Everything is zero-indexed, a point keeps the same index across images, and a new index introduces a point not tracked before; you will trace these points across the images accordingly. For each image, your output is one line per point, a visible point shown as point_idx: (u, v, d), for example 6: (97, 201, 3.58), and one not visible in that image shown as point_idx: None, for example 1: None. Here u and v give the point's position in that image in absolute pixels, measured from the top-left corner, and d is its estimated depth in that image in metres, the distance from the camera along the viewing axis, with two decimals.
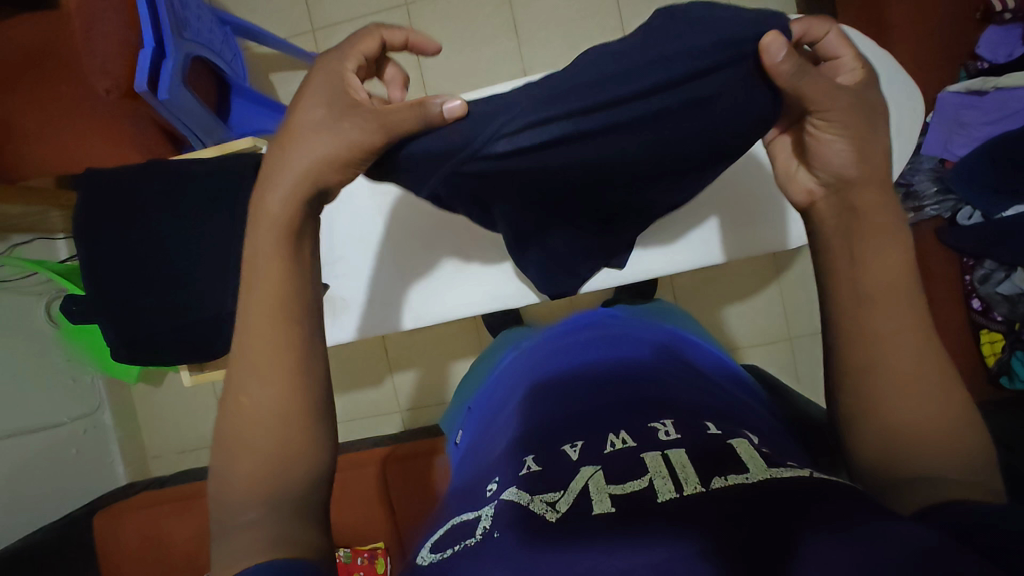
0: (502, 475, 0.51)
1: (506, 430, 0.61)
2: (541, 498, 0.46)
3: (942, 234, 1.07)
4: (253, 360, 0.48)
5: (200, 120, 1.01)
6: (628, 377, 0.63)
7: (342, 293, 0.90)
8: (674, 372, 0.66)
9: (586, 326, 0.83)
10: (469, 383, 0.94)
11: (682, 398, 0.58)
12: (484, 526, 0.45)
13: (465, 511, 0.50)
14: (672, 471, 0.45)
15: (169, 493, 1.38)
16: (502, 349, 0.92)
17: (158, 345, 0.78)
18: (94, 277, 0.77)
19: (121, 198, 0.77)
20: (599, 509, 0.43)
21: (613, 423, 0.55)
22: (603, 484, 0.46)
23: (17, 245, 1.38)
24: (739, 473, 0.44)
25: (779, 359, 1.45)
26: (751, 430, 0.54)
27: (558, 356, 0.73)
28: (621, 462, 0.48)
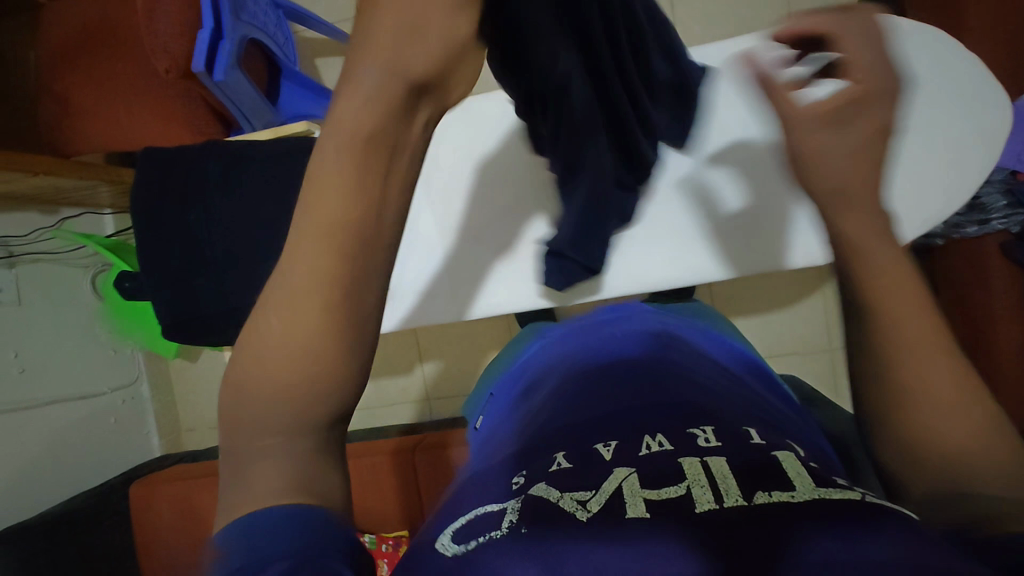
0: (530, 470, 0.47)
1: (529, 421, 0.56)
2: (571, 495, 0.41)
3: (1010, 251, 1.01)
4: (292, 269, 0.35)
5: (252, 102, 1.02)
6: (663, 375, 0.57)
7: (403, 281, 0.94)
8: (715, 376, 0.60)
9: (613, 318, 0.77)
10: (490, 371, 0.89)
11: (726, 404, 0.52)
12: (510, 520, 0.40)
13: (487, 499, 0.45)
14: (711, 480, 0.40)
15: (202, 468, 1.41)
16: (527, 339, 0.86)
17: (206, 325, 0.79)
18: (149, 256, 0.78)
19: (175, 177, 0.78)
20: (633, 513, 0.39)
21: (649, 425, 0.49)
22: (638, 487, 0.41)
23: (67, 219, 1.42)
24: (784, 490, 0.39)
25: (820, 370, 1.40)
26: (797, 443, 0.49)
27: (581, 349, 0.67)
28: (654, 467, 0.43)
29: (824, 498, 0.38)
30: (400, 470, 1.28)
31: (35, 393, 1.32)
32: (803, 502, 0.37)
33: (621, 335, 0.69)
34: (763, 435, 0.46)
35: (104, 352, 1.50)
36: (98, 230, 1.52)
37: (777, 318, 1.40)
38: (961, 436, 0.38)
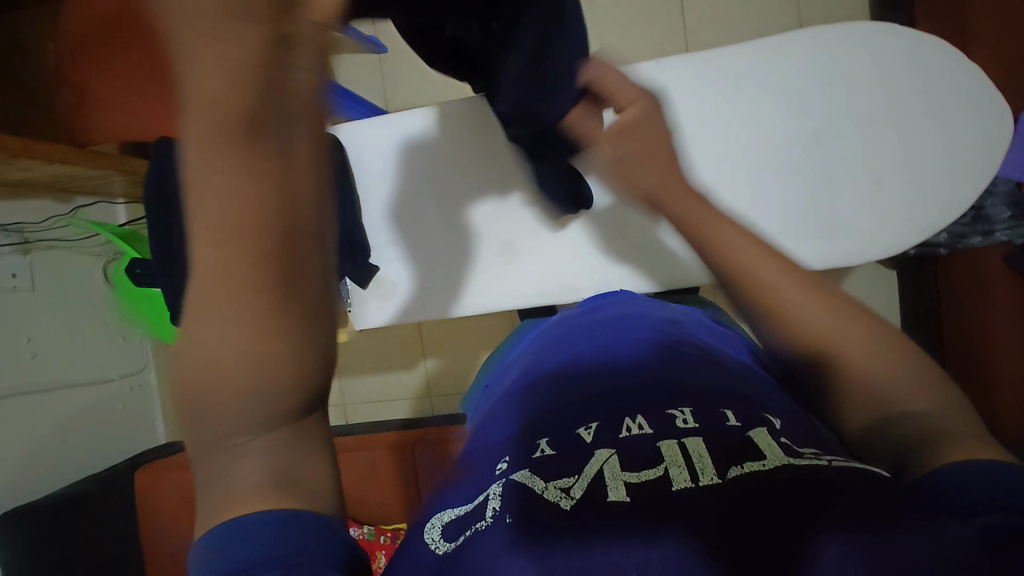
0: (513, 456, 0.48)
1: (515, 408, 0.57)
2: (555, 484, 0.42)
3: (1012, 261, 1.01)
4: (211, 257, 0.31)
5: None
6: (648, 360, 0.58)
7: (391, 276, 0.89)
8: (699, 356, 0.60)
9: (602, 304, 0.77)
10: (488, 362, 0.90)
11: (709, 385, 0.53)
12: (494, 508, 0.42)
13: (472, 488, 0.47)
14: (688, 460, 0.42)
15: None
16: (523, 329, 0.87)
17: None
18: (159, 246, 0.80)
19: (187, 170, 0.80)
20: (614, 496, 0.40)
21: (630, 407, 0.50)
22: (619, 471, 0.43)
23: (81, 207, 1.45)
24: (756, 460, 0.41)
25: None
26: (774, 411, 0.50)
27: (569, 336, 0.69)
28: (633, 450, 0.45)
29: (791, 464, 0.40)
30: (400, 464, 1.29)
31: (46, 378, 1.35)
32: (773, 471, 0.39)
33: (608, 321, 0.70)
34: (740, 413, 0.47)
35: (113, 339, 1.53)
36: (110, 219, 1.54)
37: None
38: (899, 378, 0.44)
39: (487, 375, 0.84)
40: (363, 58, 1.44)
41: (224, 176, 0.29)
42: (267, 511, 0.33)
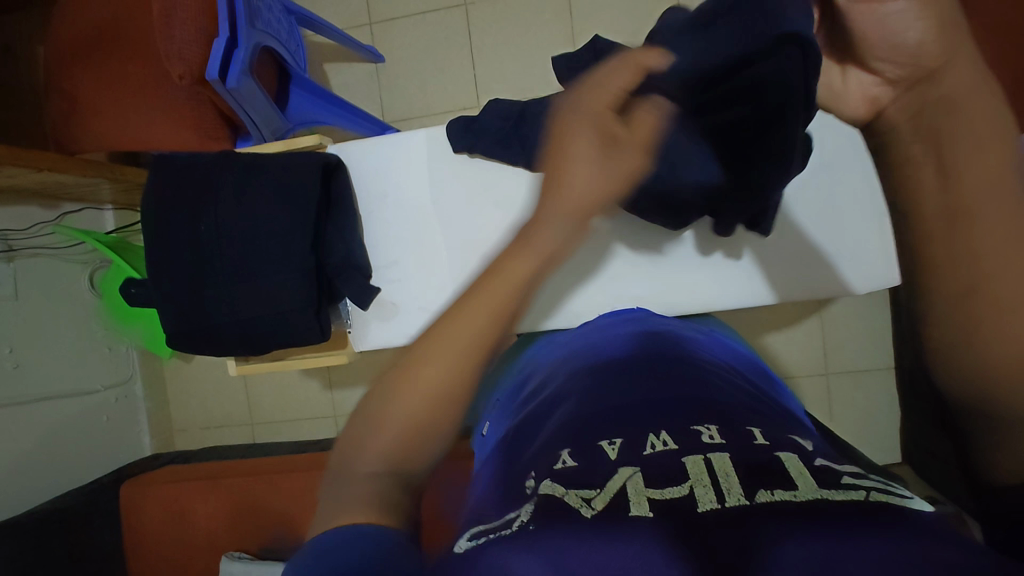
0: (536, 469, 0.47)
1: (538, 420, 0.57)
2: (577, 492, 0.42)
3: None
4: (437, 345, 0.52)
5: (262, 110, 1.02)
6: (669, 374, 0.57)
7: (393, 297, 0.87)
8: (720, 373, 0.60)
9: (623, 319, 0.76)
10: (497, 376, 0.89)
11: (734, 403, 0.52)
12: (520, 519, 0.41)
13: (495, 507, 0.46)
14: (714, 480, 0.40)
15: (196, 471, 1.41)
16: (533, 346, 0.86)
17: (212, 331, 0.78)
18: (155, 258, 0.78)
19: (186, 181, 0.78)
20: (636, 512, 0.39)
21: (653, 422, 0.50)
22: (642, 486, 0.41)
23: (67, 214, 1.41)
24: (787, 489, 0.39)
25: (815, 393, 1.41)
26: (798, 437, 0.48)
27: (588, 352, 0.68)
28: (657, 467, 0.43)
29: (827, 499, 0.37)
30: None
31: (29, 389, 1.31)
32: (804, 501, 0.37)
33: (625, 337, 0.69)
34: (768, 435, 0.46)
35: (98, 348, 1.49)
36: (98, 227, 1.51)
37: (776, 342, 1.40)
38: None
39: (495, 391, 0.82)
40: (360, 67, 1.43)
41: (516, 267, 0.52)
42: (355, 527, 0.41)
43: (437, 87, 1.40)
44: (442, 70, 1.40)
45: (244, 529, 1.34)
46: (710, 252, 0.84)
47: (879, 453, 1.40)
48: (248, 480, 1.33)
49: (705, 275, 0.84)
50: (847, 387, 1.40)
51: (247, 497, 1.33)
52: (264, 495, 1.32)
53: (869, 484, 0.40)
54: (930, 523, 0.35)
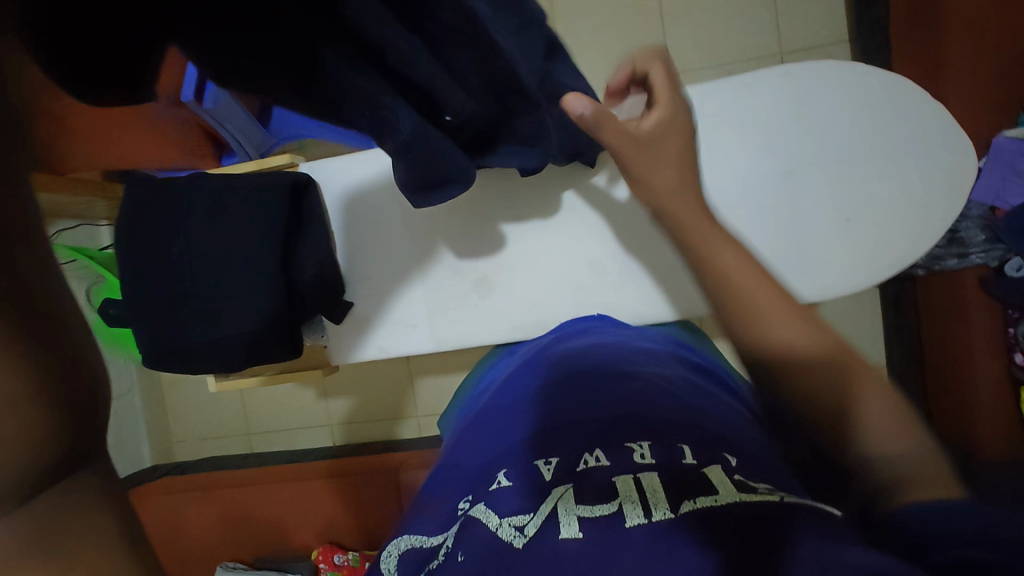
0: (475, 493, 0.48)
1: (476, 440, 0.57)
2: (509, 522, 0.42)
3: (987, 284, 1.03)
4: None
5: (241, 125, 1.07)
6: (606, 387, 0.58)
7: (367, 311, 0.89)
8: (667, 382, 0.60)
9: (575, 331, 0.77)
10: (466, 385, 0.90)
11: (671, 413, 0.52)
12: (448, 548, 0.42)
13: (432, 531, 0.47)
14: (642, 495, 0.42)
15: (191, 483, 1.42)
16: (496, 358, 0.87)
17: (187, 353, 0.80)
18: (132, 282, 0.80)
19: (160, 204, 0.80)
20: (566, 533, 0.40)
21: (589, 439, 0.50)
22: (573, 505, 0.42)
23: (62, 231, 1.43)
24: (709, 495, 0.41)
25: None
26: (732, 448, 0.49)
27: (538, 366, 0.68)
28: (590, 483, 0.44)
29: (744, 501, 0.40)
30: (384, 489, 1.29)
31: None
32: (723, 505, 0.40)
33: (572, 350, 0.69)
34: (697, 452, 0.46)
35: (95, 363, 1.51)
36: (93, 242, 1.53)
37: None
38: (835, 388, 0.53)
39: (463, 401, 0.83)
40: None
41: None
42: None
43: None
44: None
45: (240, 540, 1.36)
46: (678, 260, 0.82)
47: None
48: (241, 491, 1.35)
49: (674, 284, 0.82)
50: None
51: (240, 508, 1.35)
52: (256, 505, 1.34)
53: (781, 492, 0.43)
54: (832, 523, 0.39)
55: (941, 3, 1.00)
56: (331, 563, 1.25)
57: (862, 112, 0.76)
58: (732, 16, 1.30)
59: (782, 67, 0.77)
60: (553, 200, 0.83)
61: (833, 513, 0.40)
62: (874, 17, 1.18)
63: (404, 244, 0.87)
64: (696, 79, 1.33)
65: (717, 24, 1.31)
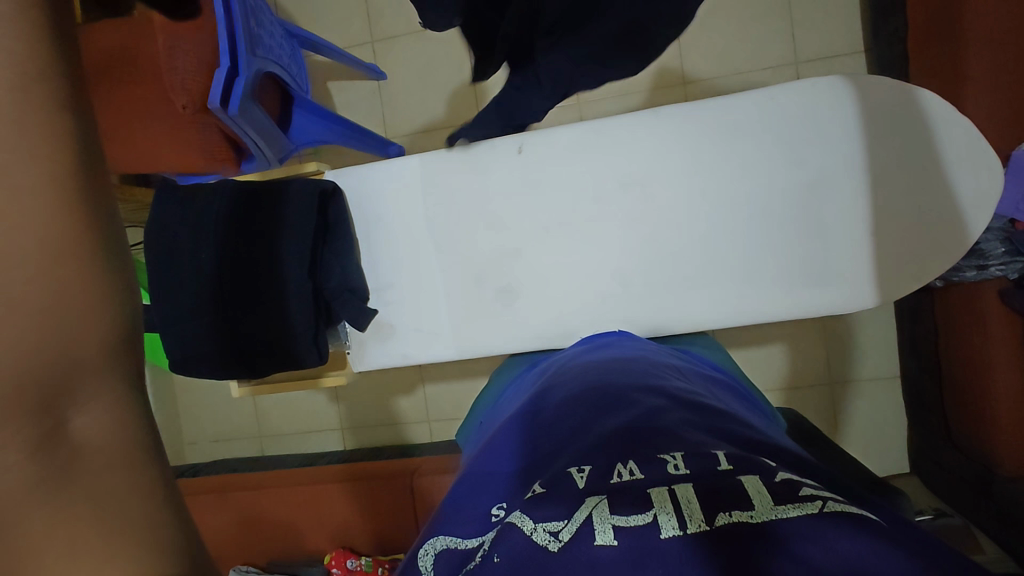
0: (509, 502, 0.49)
1: (502, 451, 0.57)
2: (544, 526, 0.41)
3: (1006, 296, 1.02)
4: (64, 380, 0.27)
5: (263, 130, 1.08)
6: (630, 398, 0.57)
7: (390, 319, 0.89)
8: (692, 395, 0.59)
9: (598, 346, 0.77)
10: (485, 394, 0.90)
11: (696, 425, 0.52)
12: (485, 550, 0.42)
13: (467, 535, 0.47)
14: (676, 505, 0.41)
15: (204, 484, 1.43)
16: (516, 369, 0.87)
17: (214, 355, 0.81)
18: (160, 285, 0.81)
19: (189, 209, 0.81)
20: (601, 540, 0.39)
21: (620, 445, 0.49)
22: (607, 513, 0.41)
23: None
24: (744, 509, 0.39)
25: (819, 403, 1.40)
26: (765, 459, 0.48)
27: (559, 380, 0.68)
28: (623, 492, 0.43)
29: (782, 517, 0.38)
30: (399, 492, 1.29)
31: None
32: (761, 523, 0.38)
33: (595, 364, 0.69)
34: (732, 457, 0.46)
35: None
36: None
37: (778, 352, 1.40)
38: None
39: (482, 411, 0.84)
40: (364, 84, 1.46)
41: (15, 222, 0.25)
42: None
43: (439, 101, 1.43)
44: (443, 88, 1.43)
45: (253, 543, 1.36)
46: (703, 269, 0.82)
47: (882, 463, 1.40)
48: (255, 493, 1.35)
49: (697, 294, 0.83)
50: (848, 395, 1.39)
51: (254, 510, 1.35)
52: (271, 507, 1.34)
53: (822, 492, 0.42)
54: (881, 529, 0.37)
55: (960, 13, 1.00)
56: (344, 568, 1.25)
57: (888, 120, 0.76)
58: (748, 26, 1.30)
59: (806, 80, 0.77)
60: (571, 211, 0.84)
61: (877, 520, 0.38)
62: (890, 29, 1.19)
63: (426, 254, 0.87)
64: (711, 88, 1.33)
65: (732, 34, 1.31)
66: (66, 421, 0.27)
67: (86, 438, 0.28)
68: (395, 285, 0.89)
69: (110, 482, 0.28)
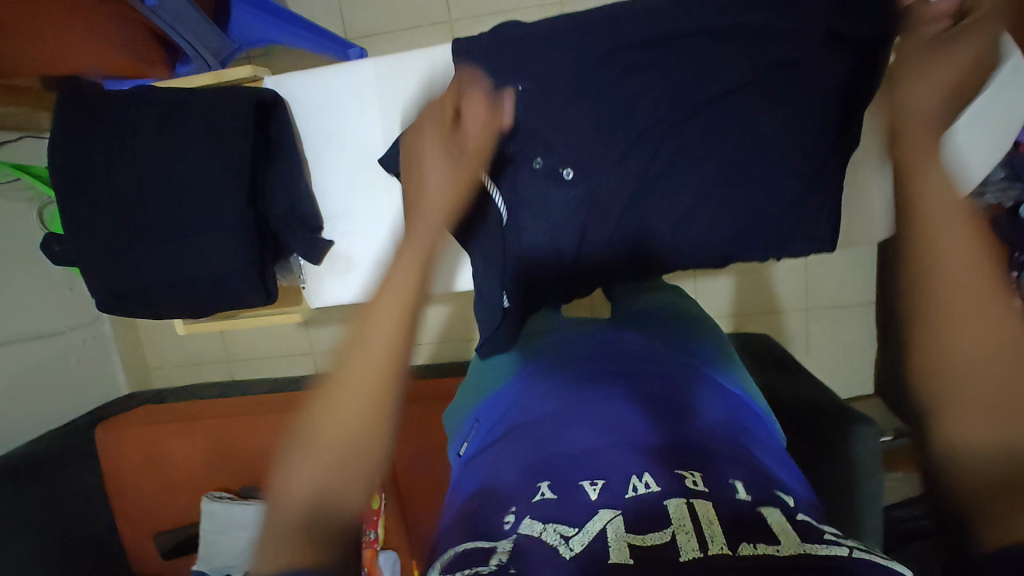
0: (518, 507, 0.42)
1: (493, 473, 0.47)
2: (555, 528, 0.39)
3: (998, 228, 1.00)
4: (316, 433, 0.41)
5: (197, 30, 0.94)
6: (706, 456, 0.44)
7: (347, 251, 0.82)
8: (727, 407, 0.53)
9: (618, 348, 0.62)
10: (463, 395, 0.72)
11: (696, 408, 0.51)
12: (498, 559, 0.37)
13: (478, 539, 0.40)
14: (696, 524, 0.37)
15: (171, 413, 1.40)
16: (524, 350, 0.70)
17: (151, 294, 0.74)
18: (81, 215, 0.71)
19: (113, 128, 0.70)
20: (616, 559, 0.35)
21: (636, 458, 0.44)
22: (623, 531, 0.38)
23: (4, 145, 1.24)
24: (769, 543, 0.35)
25: (791, 332, 1.36)
26: (793, 495, 0.42)
27: (579, 371, 0.59)
28: (638, 510, 0.39)
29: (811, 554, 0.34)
30: None
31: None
32: (791, 557, 0.33)
33: (631, 359, 0.60)
34: (753, 485, 0.41)
35: (59, 291, 1.39)
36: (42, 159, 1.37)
37: (766, 276, 1.33)
38: None
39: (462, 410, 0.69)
40: None
41: (366, 355, 0.43)
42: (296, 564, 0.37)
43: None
44: None
45: (227, 472, 1.36)
46: None
47: (849, 386, 1.38)
48: (224, 423, 1.33)
49: None
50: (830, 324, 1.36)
51: (225, 438, 1.34)
52: (241, 437, 1.33)
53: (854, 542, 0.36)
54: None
55: None
56: None
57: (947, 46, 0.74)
58: None
59: None
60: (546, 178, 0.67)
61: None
62: None
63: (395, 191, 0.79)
64: None
65: None
66: (313, 464, 0.40)
67: (292, 478, 0.40)
68: (352, 221, 0.80)
69: (322, 509, 0.39)
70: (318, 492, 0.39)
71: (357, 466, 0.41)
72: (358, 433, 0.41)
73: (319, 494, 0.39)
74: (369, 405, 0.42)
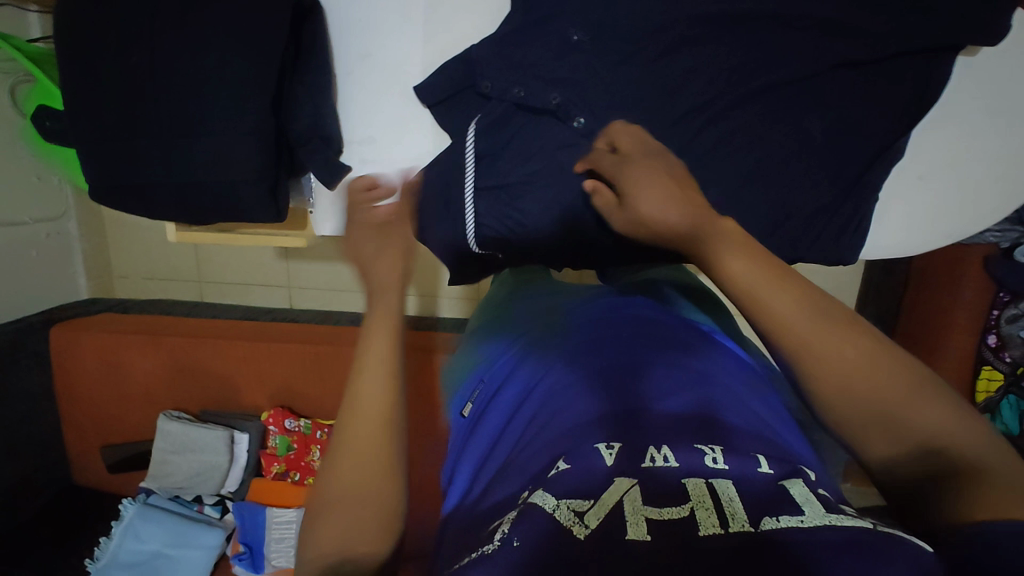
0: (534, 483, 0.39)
1: (519, 451, 0.45)
2: (567, 504, 0.35)
3: (991, 265, 1.03)
4: (346, 428, 0.40)
5: None
6: (721, 435, 0.42)
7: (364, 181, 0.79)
8: (734, 375, 0.52)
9: (620, 313, 0.61)
10: (455, 368, 0.71)
11: (700, 375, 0.49)
12: (502, 531, 0.35)
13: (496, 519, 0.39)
14: (716, 502, 0.35)
15: (134, 324, 1.34)
16: (524, 313, 0.69)
17: (148, 191, 0.69)
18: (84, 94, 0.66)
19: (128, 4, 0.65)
20: (633, 534, 0.33)
21: (658, 432, 0.42)
22: (639, 502, 0.35)
23: None
24: (793, 514, 0.33)
25: None
26: (809, 466, 0.42)
27: (582, 339, 0.57)
28: (657, 483, 0.37)
29: (834, 525, 0.32)
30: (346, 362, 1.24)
31: None
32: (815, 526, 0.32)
33: (632, 326, 0.58)
34: (776, 458, 0.40)
35: (25, 178, 1.29)
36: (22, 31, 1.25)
37: None
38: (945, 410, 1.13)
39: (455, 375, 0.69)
40: None
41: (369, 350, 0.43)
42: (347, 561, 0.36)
43: None
44: None
45: (188, 393, 1.32)
46: None
47: None
48: (190, 343, 1.28)
49: None
50: None
51: (190, 358, 1.29)
52: (207, 358, 1.28)
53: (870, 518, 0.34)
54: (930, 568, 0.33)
55: None
56: (282, 427, 1.24)
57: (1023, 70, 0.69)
58: None
59: None
60: (585, 140, 0.65)
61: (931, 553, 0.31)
62: None
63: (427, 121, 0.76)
64: None
65: None
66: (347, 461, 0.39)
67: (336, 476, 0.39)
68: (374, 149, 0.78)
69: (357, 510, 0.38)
70: (354, 484, 0.38)
71: (394, 450, 0.40)
72: (376, 443, 0.40)
73: (352, 483, 0.39)
74: (392, 388, 0.42)
